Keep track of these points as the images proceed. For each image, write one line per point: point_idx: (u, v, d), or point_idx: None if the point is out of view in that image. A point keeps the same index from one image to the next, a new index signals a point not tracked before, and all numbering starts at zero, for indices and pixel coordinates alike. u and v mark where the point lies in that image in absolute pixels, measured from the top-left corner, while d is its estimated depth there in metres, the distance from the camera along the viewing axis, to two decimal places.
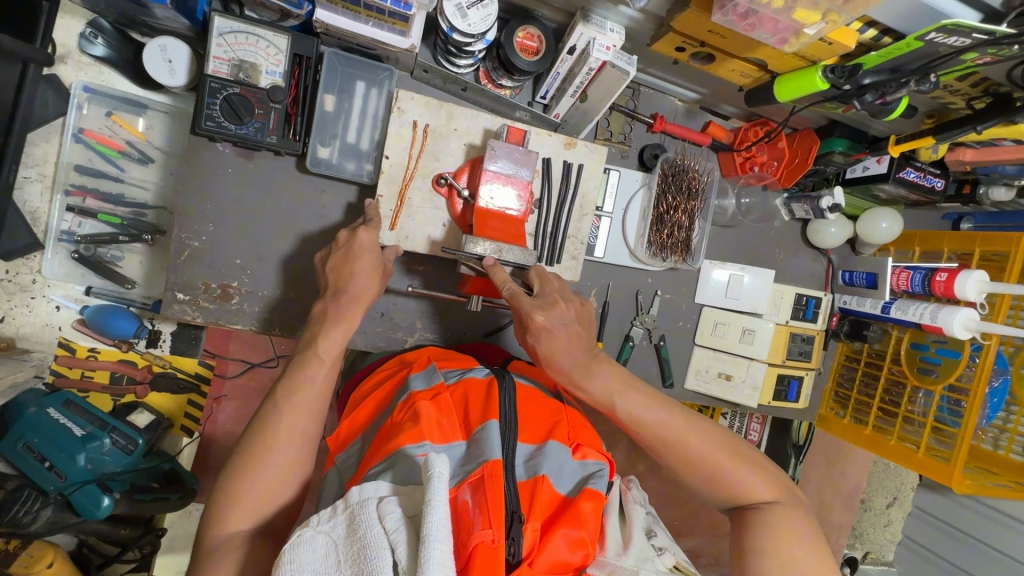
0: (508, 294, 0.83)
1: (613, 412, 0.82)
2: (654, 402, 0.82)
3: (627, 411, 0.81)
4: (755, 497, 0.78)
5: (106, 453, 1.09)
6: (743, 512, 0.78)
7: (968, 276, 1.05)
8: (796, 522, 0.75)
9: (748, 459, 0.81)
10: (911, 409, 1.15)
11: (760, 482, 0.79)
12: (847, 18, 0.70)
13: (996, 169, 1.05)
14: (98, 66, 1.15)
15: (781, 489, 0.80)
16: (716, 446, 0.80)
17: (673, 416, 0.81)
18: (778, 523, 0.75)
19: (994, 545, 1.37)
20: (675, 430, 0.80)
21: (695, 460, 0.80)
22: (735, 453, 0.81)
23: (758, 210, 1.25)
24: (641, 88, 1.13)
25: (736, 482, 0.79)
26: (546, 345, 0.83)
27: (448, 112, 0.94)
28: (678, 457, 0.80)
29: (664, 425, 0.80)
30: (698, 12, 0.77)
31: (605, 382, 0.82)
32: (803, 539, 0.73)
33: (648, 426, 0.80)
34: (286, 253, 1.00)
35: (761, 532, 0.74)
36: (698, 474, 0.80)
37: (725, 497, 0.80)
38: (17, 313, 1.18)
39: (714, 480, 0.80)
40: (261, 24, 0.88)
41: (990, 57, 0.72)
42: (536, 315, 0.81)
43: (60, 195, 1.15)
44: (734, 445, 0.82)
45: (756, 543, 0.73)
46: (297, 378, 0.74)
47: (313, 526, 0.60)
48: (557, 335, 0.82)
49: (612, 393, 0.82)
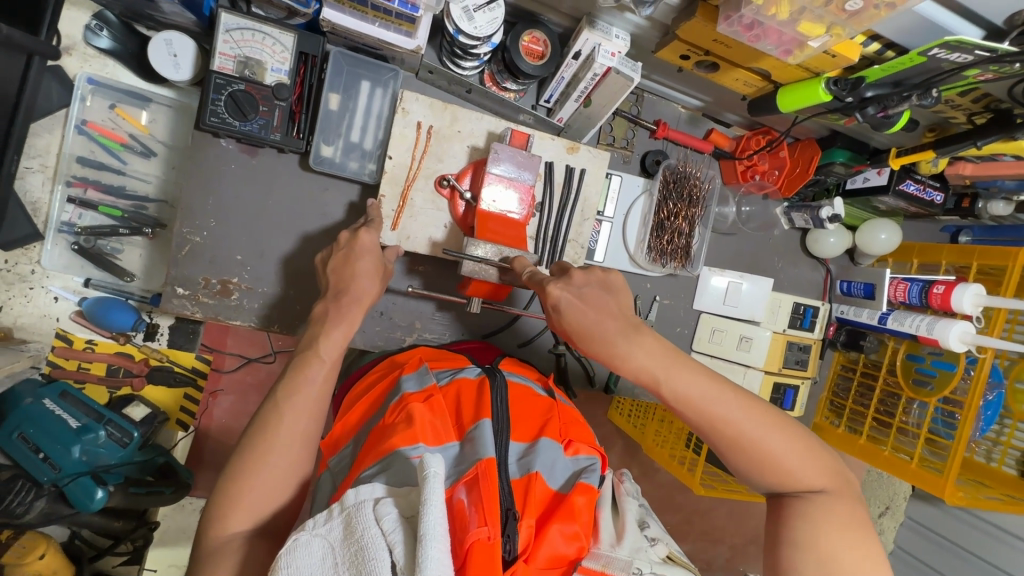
0: (528, 275, 0.80)
1: (656, 387, 0.72)
2: (703, 378, 0.71)
3: (672, 391, 0.71)
4: (801, 484, 0.70)
5: (102, 445, 1.09)
6: (782, 499, 0.71)
7: (964, 290, 1.06)
8: (844, 519, 0.67)
9: (803, 442, 0.71)
10: (905, 419, 1.15)
11: (811, 470, 0.70)
12: (851, 32, 0.70)
13: (996, 183, 1.05)
14: (102, 58, 1.14)
15: (834, 477, 0.70)
16: (767, 428, 0.70)
17: (723, 394, 0.71)
18: (820, 517, 0.67)
19: (984, 556, 1.39)
20: (723, 412, 0.70)
21: (743, 443, 0.70)
22: (791, 436, 0.71)
23: (758, 219, 1.26)
24: (645, 95, 1.13)
25: (785, 469, 0.70)
26: (575, 320, 0.75)
27: (453, 114, 0.94)
28: (722, 439, 0.71)
29: (712, 404, 0.70)
30: (702, 21, 0.77)
31: (648, 356, 0.72)
32: (850, 537, 0.66)
33: (693, 404, 0.71)
34: (287, 251, 1.00)
35: (799, 526, 0.67)
36: (742, 457, 0.71)
37: (767, 482, 0.71)
38: (15, 302, 1.18)
39: (760, 464, 0.70)
40: (268, 21, 0.89)
41: (991, 74, 0.72)
42: (550, 286, 0.77)
43: (61, 185, 1.15)
44: (790, 427, 0.71)
45: (792, 536, 0.67)
46: (297, 379, 0.74)
47: (309, 530, 0.60)
48: (583, 310, 0.75)
49: (656, 370, 0.71)
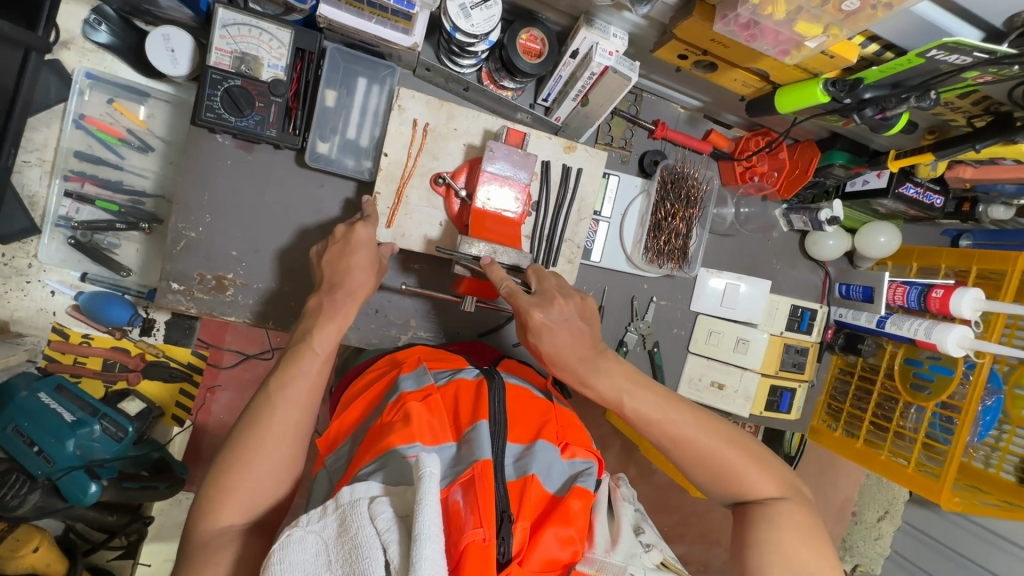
0: (505, 292, 0.80)
1: (619, 408, 0.78)
2: (661, 397, 0.78)
3: (635, 410, 0.77)
4: (760, 493, 0.74)
5: (96, 439, 1.09)
6: (746, 507, 0.74)
7: (963, 294, 1.05)
8: (804, 523, 0.70)
9: (756, 455, 0.76)
10: (903, 424, 1.15)
11: (767, 479, 0.75)
12: (848, 32, 0.69)
13: (996, 188, 1.04)
14: (101, 52, 1.15)
15: (790, 486, 0.75)
16: (723, 443, 0.76)
17: (680, 413, 0.77)
18: (782, 521, 0.70)
19: (980, 562, 1.38)
20: (682, 428, 0.76)
21: (701, 456, 0.76)
22: (745, 448, 0.76)
23: (757, 220, 1.25)
24: (644, 94, 1.13)
25: (743, 480, 0.74)
26: (549, 345, 0.79)
27: (450, 112, 0.94)
28: (683, 453, 0.76)
29: (672, 423, 0.76)
30: (699, 20, 0.77)
31: (610, 381, 0.78)
32: (809, 539, 0.69)
33: (654, 422, 0.77)
34: (282, 247, 1.00)
35: (764, 528, 0.70)
36: (702, 470, 0.76)
37: (729, 493, 0.75)
38: (12, 296, 1.18)
39: (720, 476, 0.75)
40: (264, 17, 0.89)
41: (991, 76, 0.71)
42: (534, 312, 0.77)
43: (59, 179, 1.15)
44: (744, 441, 0.77)
45: (757, 537, 0.70)
46: (291, 372, 0.74)
47: (303, 525, 0.60)
48: (560, 335, 0.78)
49: (619, 391, 0.78)
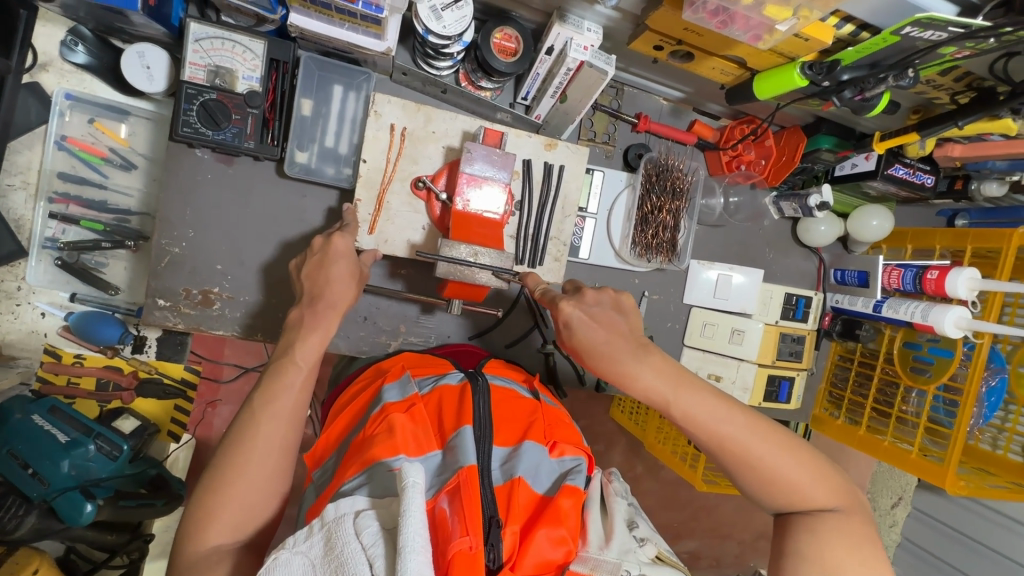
0: (540, 292, 0.84)
1: (665, 408, 0.73)
2: (711, 396, 0.72)
3: (682, 410, 0.71)
4: (812, 504, 0.69)
5: (92, 459, 1.10)
6: (790, 516, 0.70)
7: (958, 274, 1.03)
8: (855, 535, 0.66)
9: (814, 462, 0.70)
10: (904, 409, 1.12)
11: (821, 488, 0.69)
12: (819, 13, 0.68)
13: (987, 164, 1.02)
14: (79, 74, 1.16)
15: (846, 495, 0.70)
16: (776, 448, 0.70)
17: (734, 416, 0.71)
18: (829, 534, 0.66)
19: (998, 548, 1.36)
20: (733, 431, 0.70)
21: (752, 461, 0.70)
22: (801, 455, 0.70)
23: (746, 210, 1.24)
24: (624, 88, 1.12)
25: (794, 488, 0.69)
26: (584, 337, 0.77)
27: (427, 115, 0.93)
28: (731, 457, 0.71)
29: (722, 425, 0.70)
30: (669, 9, 0.76)
31: (656, 378, 0.73)
32: (858, 551, 0.65)
33: (700, 424, 0.71)
34: (267, 258, 1.00)
35: (804, 539, 0.67)
36: (750, 476, 0.70)
37: (775, 501, 0.71)
38: (4, 320, 1.20)
39: (770, 484, 0.70)
40: (236, 29, 0.89)
41: (968, 50, 0.70)
42: (563, 303, 0.79)
43: (44, 202, 1.16)
44: (801, 447, 0.71)
45: (796, 549, 0.67)
46: (274, 387, 0.74)
47: (289, 547, 0.59)
48: (591, 328, 0.77)
49: (664, 391, 0.72)
